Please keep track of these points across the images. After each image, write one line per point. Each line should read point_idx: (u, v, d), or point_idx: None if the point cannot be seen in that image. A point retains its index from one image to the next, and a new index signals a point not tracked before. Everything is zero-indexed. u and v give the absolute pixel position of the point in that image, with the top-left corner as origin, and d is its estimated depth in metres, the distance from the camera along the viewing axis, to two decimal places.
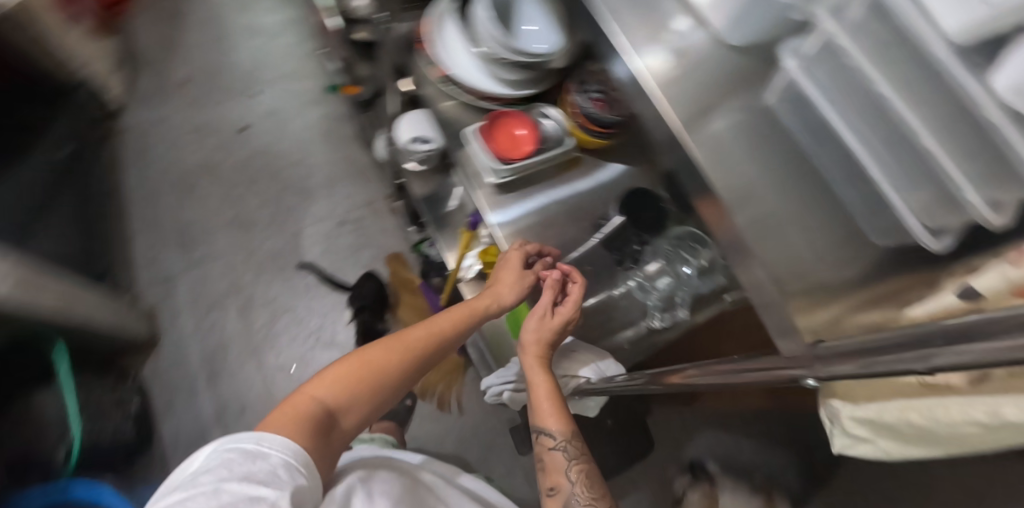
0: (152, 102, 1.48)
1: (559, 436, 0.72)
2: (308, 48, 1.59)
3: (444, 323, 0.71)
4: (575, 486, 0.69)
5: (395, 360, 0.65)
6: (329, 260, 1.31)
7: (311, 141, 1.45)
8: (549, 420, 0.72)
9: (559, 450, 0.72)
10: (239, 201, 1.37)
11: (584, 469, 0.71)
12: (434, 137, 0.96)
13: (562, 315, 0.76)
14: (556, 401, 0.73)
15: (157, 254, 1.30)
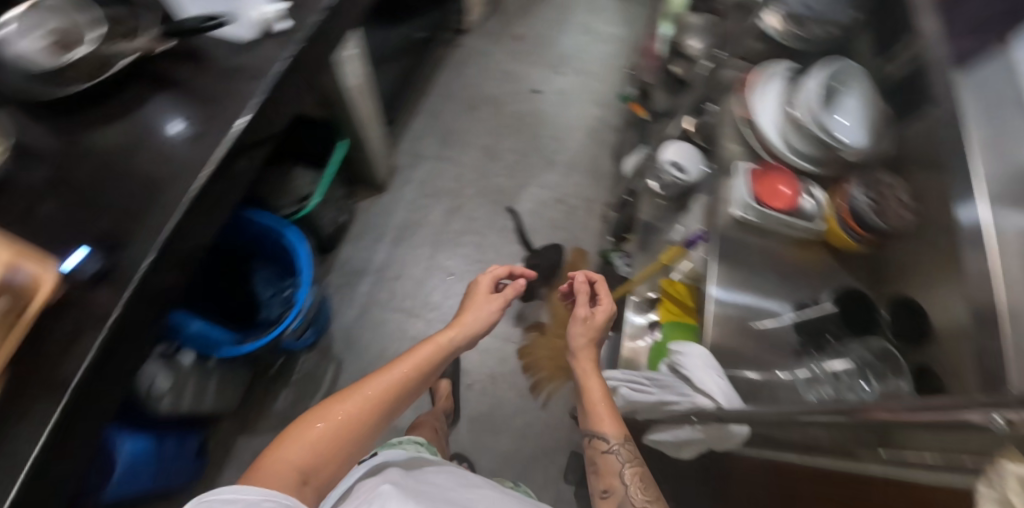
0: (489, 37, 1.81)
1: (615, 438, 0.76)
2: (618, 62, 1.80)
3: (426, 348, 0.81)
4: (628, 490, 0.71)
5: (372, 385, 0.72)
6: (529, 219, 1.46)
7: (576, 128, 1.63)
8: (603, 423, 0.78)
9: (613, 454, 0.75)
10: (498, 135, 1.60)
11: (638, 473, 0.72)
12: (688, 171, 1.12)
13: (590, 329, 0.93)
14: (605, 407, 0.80)
15: (424, 134, 1.58)
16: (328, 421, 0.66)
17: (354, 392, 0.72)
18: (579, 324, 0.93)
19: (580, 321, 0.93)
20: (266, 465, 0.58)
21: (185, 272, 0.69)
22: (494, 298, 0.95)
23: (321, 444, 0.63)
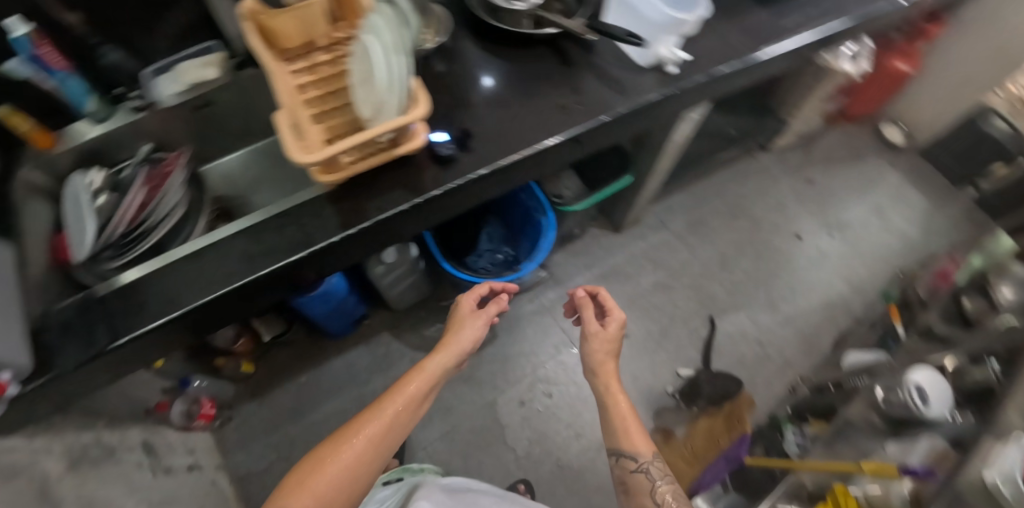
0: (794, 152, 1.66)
1: (641, 457, 0.90)
2: (912, 252, 1.53)
3: (407, 387, 0.87)
4: (660, 502, 0.85)
5: (389, 410, 0.83)
6: (721, 339, 1.36)
7: (823, 289, 1.45)
8: (629, 443, 0.92)
9: (640, 471, 0.89)
10: (746, 245, 1.48)
11: (667, 487, 0.87)
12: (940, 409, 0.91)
13: (608, 342, 1.03)
14: (635, 430, 0.94)
15: (678, 199, 1.53)
16: (329, 474, 0.72)
17: (368, 419, 0.81)
18: (591, 346, 1.03)
19: (601, 342, 1.02)
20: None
21: (481, 189, 0.88)
22: (472, 315, 1.01)
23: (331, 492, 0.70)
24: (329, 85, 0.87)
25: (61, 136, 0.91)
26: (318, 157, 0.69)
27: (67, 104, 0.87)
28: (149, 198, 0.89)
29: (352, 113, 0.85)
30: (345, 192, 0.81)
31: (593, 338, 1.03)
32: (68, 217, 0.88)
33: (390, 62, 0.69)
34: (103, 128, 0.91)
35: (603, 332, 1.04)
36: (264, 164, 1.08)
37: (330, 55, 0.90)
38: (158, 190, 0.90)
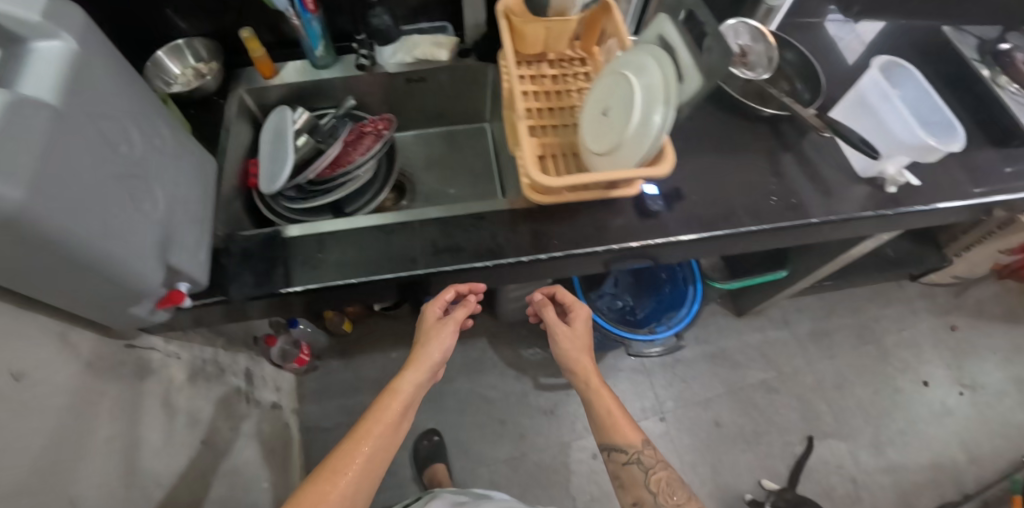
0: (948, 298, 1.51)
1: (629, 450, 0.85)
2: None
3: (392, 403, 0.75)
4: (657, 496, 0.82)
5: (373, 432, 0.71)
6: (815, 469, 1.26)
7: (943, 454, 1.30)
8: (615, 438, 0.87)
9: (636, 465, 0.85)
10: (867, 376, 1.37)
11: (661, 476, 0.84)
12: None
13: (579, 335, 0.92)
14: (614, 415, 0.88)
15: (808, 307, 1.45)
16: None
17: (356, 443, 0.70)
18: (563, 343, 0.92)
19: (568, 341, 0.92)
20: None
21: (668, 253, 0.83)
22: (438, 323, 0.82)
23: None
24: (552, 101, 0.86)
25: (281, 69, 0.94)
26: (561, 182, 0.68)
27: (302, 44, 0.90)
28: (348, 158, 0.87)
29: (568, 137, 0.83)
30: (542, 212, 0.79)
31: (564, 329, 0.92)
32: (268, 149, 0.90)
33: (649, 114, 0.67)
34: (321, 75, 0.93)
35: (569, 326, 0.93)
36: (440, 148, 1.08)
37: (557, 70, 0.88)
38: (359, 153, 0.87)
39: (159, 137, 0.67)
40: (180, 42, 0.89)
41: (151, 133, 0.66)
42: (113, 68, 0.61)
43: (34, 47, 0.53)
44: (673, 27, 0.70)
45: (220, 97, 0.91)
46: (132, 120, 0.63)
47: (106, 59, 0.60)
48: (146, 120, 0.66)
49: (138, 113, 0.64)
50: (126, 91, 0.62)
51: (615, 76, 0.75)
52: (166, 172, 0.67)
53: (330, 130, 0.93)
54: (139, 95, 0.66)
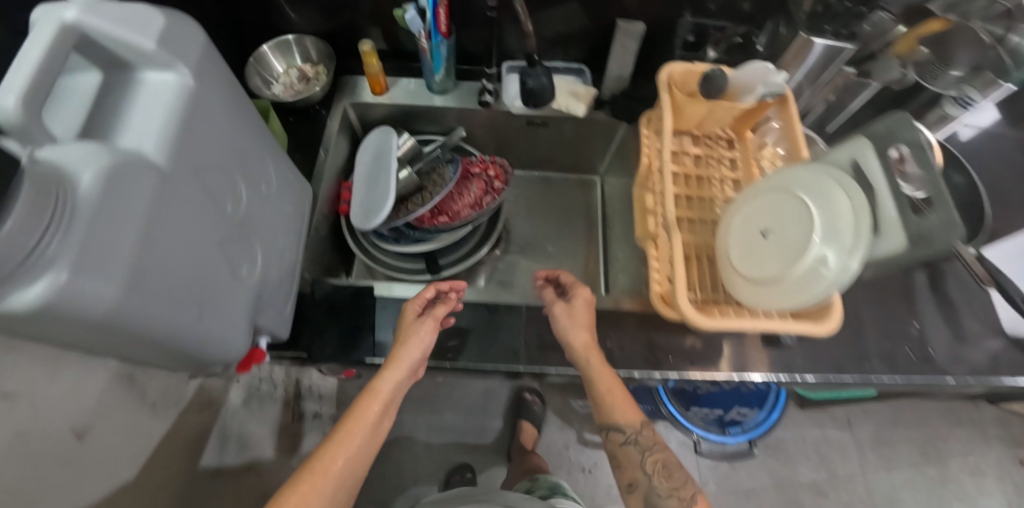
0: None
1: (627, 430, 0.66)
2: None
3: (373, 396, 0.61)
4: (653, 479, 0.65)
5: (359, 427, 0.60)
6: None
7: None
8: (625, 413, 0.65)
9: (631, 444, 0.66)
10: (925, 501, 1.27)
11: (659, 458, 0.66)
12: None
13: (581, 311, 0.65)
14: (613, 382, 0.63)
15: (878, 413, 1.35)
16: None
17: (338, 441, 0.59)
18: (565, 331, 0.64)
19: (569, 321, 0.64)
20: None
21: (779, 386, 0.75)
22: (415, 323, 0.64)
23: None
24: (691, 189, 0.75)
25: (392, 86, 0.85)
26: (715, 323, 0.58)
27: (423, 66, 0.80)
28: (461, 213, 0.79)
29: (705, 237, 0.73)
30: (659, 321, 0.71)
31: (559, 308, 0.66)
32: (366, 175, 0.82)
33: (829, 258, 0.57)
34: (436, 101, 0.84)
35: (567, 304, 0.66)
36: (540, 193, 0.99)
37: (701, 150, 0.77)
38: (474, 209, 0.80)
39: (269, 179, 0.58)
40: (290, 37, 0.81)
41: (261, 175, 0.56)
42: (229, 100, 0.51)
43: (146, 79, 0.43)
44: (873, 158, 0.58)
45: (324, 109, 0.83)
46: (245, 161, 0.53)
47: (222, 92, 0.49)
48: (261, 160, 0.56)
49: (251, 151, 0.55)
50: (241, 126, 0.53)
51: (783, 192, 0.65)
52: (271, 222, 0.58)
53: (434, 165, 0.85)
54: (254, 129, 0.56)
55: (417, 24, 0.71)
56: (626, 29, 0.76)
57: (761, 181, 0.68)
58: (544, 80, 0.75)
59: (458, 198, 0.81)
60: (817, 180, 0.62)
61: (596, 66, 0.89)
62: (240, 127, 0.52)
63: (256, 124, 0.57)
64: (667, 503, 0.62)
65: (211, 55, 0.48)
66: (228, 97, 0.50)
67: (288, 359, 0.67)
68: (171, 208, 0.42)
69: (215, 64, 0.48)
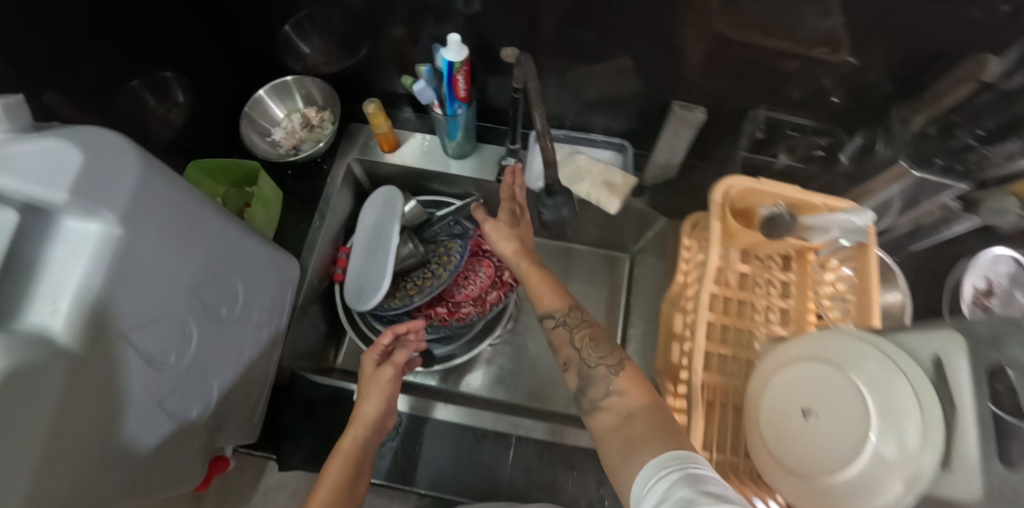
0: None
1: (551, 314, 0.55)
2: None
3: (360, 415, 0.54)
4: (583, 353, 0.52)
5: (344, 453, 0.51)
6: None
7: None
8: (542, 294, 0.56)
9: (562, 328, 0.54)
10: None
11: (588, 334, 0.53)
12: None
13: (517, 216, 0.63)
14: (543, 282, 0.57)
15: None
16: None
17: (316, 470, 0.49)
18: (498, 229, 0.62)
19: (503, 223, 0.63)
20: None
21: None
22: (378, 373, 0.57)
23: None
24: (729, 316, 0.65)
25: (404, 142, 0.76)
26: None
27: (439, 131, 0.71)
28: (464, 314, 0.72)
29: (736, 380, 0.63)
30: None
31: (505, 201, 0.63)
32: (366, 248, 0.74)
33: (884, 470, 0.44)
34: (452, 168, 0.76)
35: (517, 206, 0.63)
36: (560, 263, 0.89)
37: (749, 268, 0.67)
38: (478, 313, 0.72)
39: (232, 295, 0.50)
40: (289, 79, 0.73)
41: (221, 295, 0.49)
42: (179, 226, 0.43)
43: (70, 227, 0.35)
44: (964, 365, 0.42)
45: (327, 164, 0.75)
46: (199, 290, 0.46)
47: (169, 222, 0.42)
48: (222, 277, 0.49)
49: (209, 273, 0.47)
50: (195, 250, 0.45)
51: (834, 365, 0.51)
52: (232, 341, 0.51)
53: (440, 244, 0.76)
54: (215, 242, 0.48)
55: (429, 95, 0.62)
56: (682, 116, 0.64)
57: (810, 340, 0.54)
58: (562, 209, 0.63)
59: (463, 291, 0.73)
60: (879, 373, 0.46)
61: (639, 135, 0.76)
62: (194, 250, 0.45)
63: (219, 234, 0.49)
64: (596, 375, 0.49)
65: (155, 181, 0.40)
66: (178, 223, 0.43)
67: (255, 454, 0.62)
68: (91, 395, 0.35)
69: (162, 189, 0.41)
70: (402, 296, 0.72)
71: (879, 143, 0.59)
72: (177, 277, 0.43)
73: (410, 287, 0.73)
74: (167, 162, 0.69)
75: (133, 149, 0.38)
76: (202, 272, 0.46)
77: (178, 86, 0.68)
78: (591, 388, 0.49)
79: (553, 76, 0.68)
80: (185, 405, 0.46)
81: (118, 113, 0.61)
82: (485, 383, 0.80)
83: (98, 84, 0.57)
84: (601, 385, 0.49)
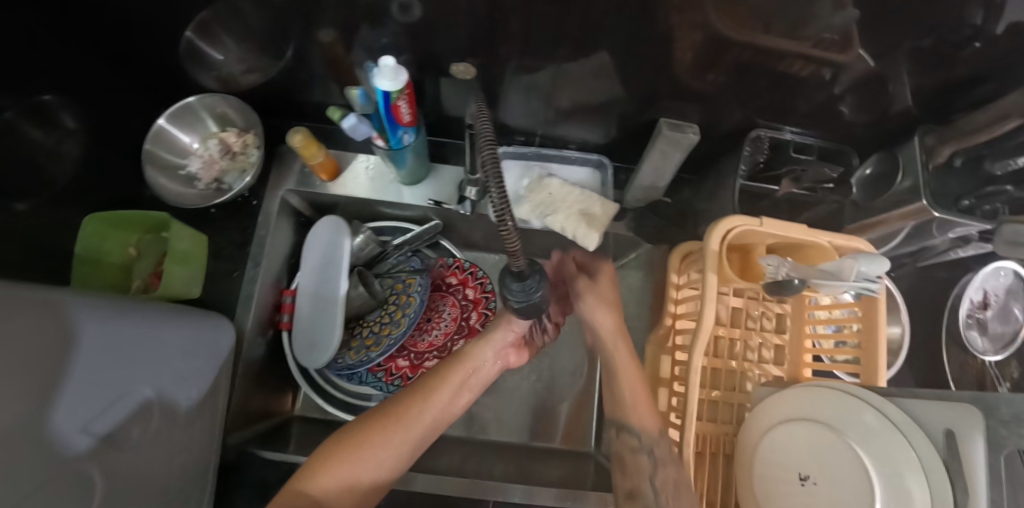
0: None
1: (640, 439, 0.51)
2: None
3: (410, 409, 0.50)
4: (661, 496, 0.47)
5: (382, 449, 0.47)
6: None
7: None
8: (641, 416, 0.53)
9: (642, 455, 0.50)
10: None
11: (672, 477, 0.47)
12: None
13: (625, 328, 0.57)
14: (639, 395, 0.54)
15: None
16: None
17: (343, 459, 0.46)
18: (597, 317, 0.57)
19: (606, 314, 0.57)
20: None
21: None
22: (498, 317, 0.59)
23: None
24: (721, 357, 0.60)
25: (346, 167, 0.65)
26: None
27: (384, 158, 0.60)
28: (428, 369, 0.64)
29: (725, 426, 0.59)
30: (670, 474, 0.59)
31: (585, 280, 0.57)
32: (312, 292, 0.64)
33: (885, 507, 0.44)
34: (405, 196, 0.66)
35: (594, 284, 0.58)
36: None
37: (742, 301, 0.61)
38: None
39: (146, 407, 0.43)
40: (192, 100, 0.60)
41: (123, 419, 0.41)
42: (33, 367, 0.35)
43: None
44: (978, 449, 0.41)
45: (257, 198, 0.63)
46: (88, 426, 0.38)
47: (18, 369, 0.34)
48: (122, 398, 0.41)
49: (97, 401, 0.40)
50: (68, 384, 0.37)
51: (828, 429, 0.49)
52: (151, 456, 0.44)
53: (396, 282, 0.67)
54: (100, 361, 0.40)
55: (363, 130, 0.54)
56: (673, 137, 0.54)
57: (810, 400, 0.52)
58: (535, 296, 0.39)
59: (427, 340, 0.66)
60: (885, 443, 0.46)
61: (621, 146, 0.66)
62: (69, 385, 0.37)
63: (104, 350, 0.41)
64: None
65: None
66: (29, 365, 0.35)
67: None
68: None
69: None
70: (359, 348, 0.64)
71: (896, 171, 0.52)
72: (54, 425, 0.36)
73: (366, 336, 0.65)
74: (57, 211, 0.56)
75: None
76: (102, 381, 0.40)
77: (64, 109, 0.55)
78: None
79: (524, 90, 0.57)
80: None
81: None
82: (460, 419, 0.72)
83: None
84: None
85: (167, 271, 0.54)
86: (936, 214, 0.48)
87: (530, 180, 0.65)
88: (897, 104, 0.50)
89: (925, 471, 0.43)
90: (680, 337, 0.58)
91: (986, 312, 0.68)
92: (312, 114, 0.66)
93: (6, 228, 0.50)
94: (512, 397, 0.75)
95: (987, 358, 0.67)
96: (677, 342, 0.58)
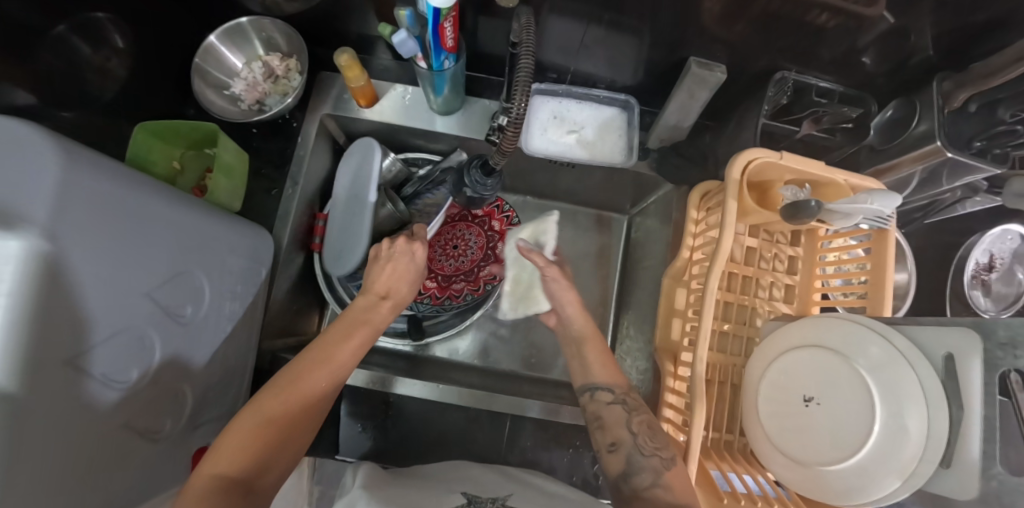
0: None
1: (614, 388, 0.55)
2: None
3: (294, 384, 0.45)
4: (640, 439, 0.51)
5: (266, 429, 0.42)
6: None
7: None
8: (600, 372, 0.57)
9: (617, 407, 0.54)
10: None
11: (647, 421, 0.53)
12: None
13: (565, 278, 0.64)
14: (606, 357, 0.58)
15: None
16: (268, 434, 0.42)
17: (226, 445, 0.41)
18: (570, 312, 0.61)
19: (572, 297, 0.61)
20: (222, 462, 0.40)
21: None
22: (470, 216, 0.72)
23: (268, 434, 0.42)
24: (733, 291, 0.63)
25: (382, 95, 0.67)
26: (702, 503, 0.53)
27: (423, 85, 0.62)
28: (456, 291, 0.70)
29: (736, 359, 0.63)
30: (716, 371, 0.62)
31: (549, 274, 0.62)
32: (342, 210, 0.66)
33: (904, 417, 0.47)
34: (437, 125, 0.68)
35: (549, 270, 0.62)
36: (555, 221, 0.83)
37: (757, 242, 0.63)
38: (471, 292, 0.69)
39: (198, 291, 0.47)
40: (243, 21, 0.62)
41: (182, 295, 0.45)
42: (115, 239, 0.37)
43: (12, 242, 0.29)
44: (975, 370, 0.45)
45: (296, 120, 0.67)
46: (155, 292, 0.42)
47: (102, 234, 0.35)
48: (183, 273, 0.45)
49: (159, 274, 0.42)
50: (147, 256, 0.40)
51: (834, 355, 0.52)
52: (204, 331, 0.48)
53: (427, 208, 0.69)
54: (162, 240, 0.42)
55: (411, 47, 0.54)
56: (700, 75, 0.57)
57: (812, 328, 0.55)
58: (485, 193, 0.58)
59: (453, 265, 0.71)
60: (894, 373, 0.49)
61: (648, 90, 0.68)
62: (141, 251, 0.39)
63: (174, 233, 0.43)
64: (650, 464, 0.48)
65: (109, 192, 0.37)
66: (114, 240, 0.37)
67: None
68: (38, 448, 0.32)
69: (73, 187, 0.33)
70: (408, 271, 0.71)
71: (913, 115, 0.55)
72: (131, 288, 0.39)
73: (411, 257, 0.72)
74: (106, 122, 0.59)
75: (50, 148, 0.32)
76: (176, 251, 0.44)
77: (113, 27, 0.57)
78: (636, 477, 0.48)
79: (558, 27, 0.58)
80: (150, 419, 0.43)
81: (45, 66, 0.50)
82: (474, 345, 0.76)
83: (13, 33, 0.46)
84: (649, 474, 0.48)
85: (213, 182, 0.56)
86: (948, 156, 0.51)
87: (560, 105, 0.66)
88: (919, 56, 0.52)
89: (926, 399, 0.47)
90: (696, 267, 0.61)
91: (991, 274, 0.71)
92: (350, 44, 0.68)
93: (62, 132, 0.53)
94: (530, 329, 0.77)
95: (989, 317, 0.69)
96: (692, 273, 0.62)
